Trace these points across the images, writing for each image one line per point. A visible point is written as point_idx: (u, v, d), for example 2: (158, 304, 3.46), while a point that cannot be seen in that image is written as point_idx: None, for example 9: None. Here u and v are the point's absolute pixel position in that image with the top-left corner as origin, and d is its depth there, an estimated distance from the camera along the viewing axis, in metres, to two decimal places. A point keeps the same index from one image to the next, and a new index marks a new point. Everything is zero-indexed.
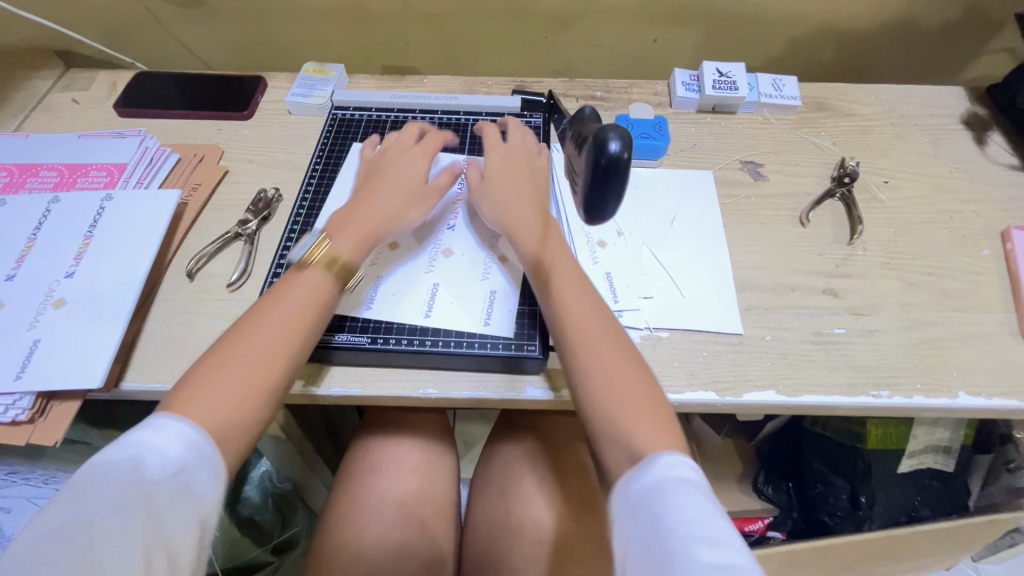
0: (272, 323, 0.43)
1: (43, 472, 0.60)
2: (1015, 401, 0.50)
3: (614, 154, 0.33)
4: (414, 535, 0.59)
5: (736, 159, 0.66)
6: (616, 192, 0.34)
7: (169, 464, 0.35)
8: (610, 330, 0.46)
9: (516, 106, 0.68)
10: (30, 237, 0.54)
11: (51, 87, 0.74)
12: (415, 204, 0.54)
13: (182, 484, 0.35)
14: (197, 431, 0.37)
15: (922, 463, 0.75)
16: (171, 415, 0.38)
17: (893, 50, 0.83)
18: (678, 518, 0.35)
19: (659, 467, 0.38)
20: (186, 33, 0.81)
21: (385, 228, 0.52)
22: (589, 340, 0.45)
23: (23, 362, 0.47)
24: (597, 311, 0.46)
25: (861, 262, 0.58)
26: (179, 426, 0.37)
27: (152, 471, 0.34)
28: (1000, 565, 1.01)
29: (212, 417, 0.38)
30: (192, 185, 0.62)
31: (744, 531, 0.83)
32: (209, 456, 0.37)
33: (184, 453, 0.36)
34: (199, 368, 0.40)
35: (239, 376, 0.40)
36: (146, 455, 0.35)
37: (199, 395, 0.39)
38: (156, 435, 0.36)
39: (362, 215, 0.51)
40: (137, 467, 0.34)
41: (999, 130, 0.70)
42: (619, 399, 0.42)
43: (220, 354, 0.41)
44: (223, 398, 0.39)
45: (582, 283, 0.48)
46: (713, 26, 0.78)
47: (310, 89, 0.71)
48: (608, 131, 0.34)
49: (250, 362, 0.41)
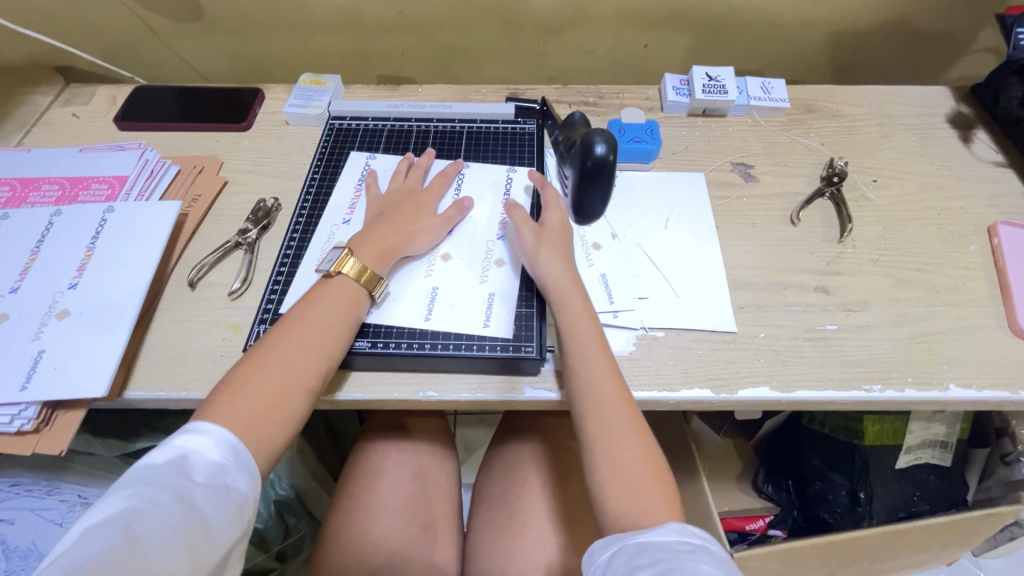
0: (301, 338, 0.45)
1: (48, 483, 0.61)
2: (1005, 392, 0.51)
3: (600, 156, 0.44)
4: (418, 539, 0.60)
5: (727, 161, 0.67)
6: (601, 187, 0.46)
7: (210, 466, 0.38)
8: (607, 355, 0.47)
9: (510, 113, 0.69)
10: (33, 250, 0.55)
11: (51, 102, 0.75)
12: (429, 225, 0.56)
13: (221, 485, 0.37)
14: (232, 433, 0.39)
15: (920, 459, 0.74)
16: (205, 418, 0.40)
17: (880, 51, 0.84)
18: (688, 565, 0.36)
19: (677, 528, 0.39)
20: (184, 47, 0.82)
21: (403, 245, 0.54)
22: (588, 364, 0.46)
23: (28, 372, 0.48)
24: (608, 359, 0.47)
25: (852, 259, 0.59)
26: (216, 428, 0.39)
27: (193, 472, 0.37)
28: (1002, 559, 1.02)
29: (244, 421, 0.40)
30: (192, 196, 0.63)
31: (744, 529, 0.85)
32: (246, 460, 0.39)
33: (224, 456, 0.38)
34: (228, 381, 0.42)
35: (273, 381, 0.42)
36: (189, 456, 0.37)
37: (233, 398, 0.41)
38: (196, 438, 0.38)
39: (381, 234, 0.53)
40: (179, 467, 0.37)
41: (984, 128, 0.71)
42: (623, 460, 0.42)
43: (251, 361, 0.43)
44: (256, 402, 0.41)
45: (596, 329, 0.48)
46: (702, 31, 0.80)
47: (308, 100, 0.72)
48: (595, 138, 0.45)
49: (283, 374, 0.43)
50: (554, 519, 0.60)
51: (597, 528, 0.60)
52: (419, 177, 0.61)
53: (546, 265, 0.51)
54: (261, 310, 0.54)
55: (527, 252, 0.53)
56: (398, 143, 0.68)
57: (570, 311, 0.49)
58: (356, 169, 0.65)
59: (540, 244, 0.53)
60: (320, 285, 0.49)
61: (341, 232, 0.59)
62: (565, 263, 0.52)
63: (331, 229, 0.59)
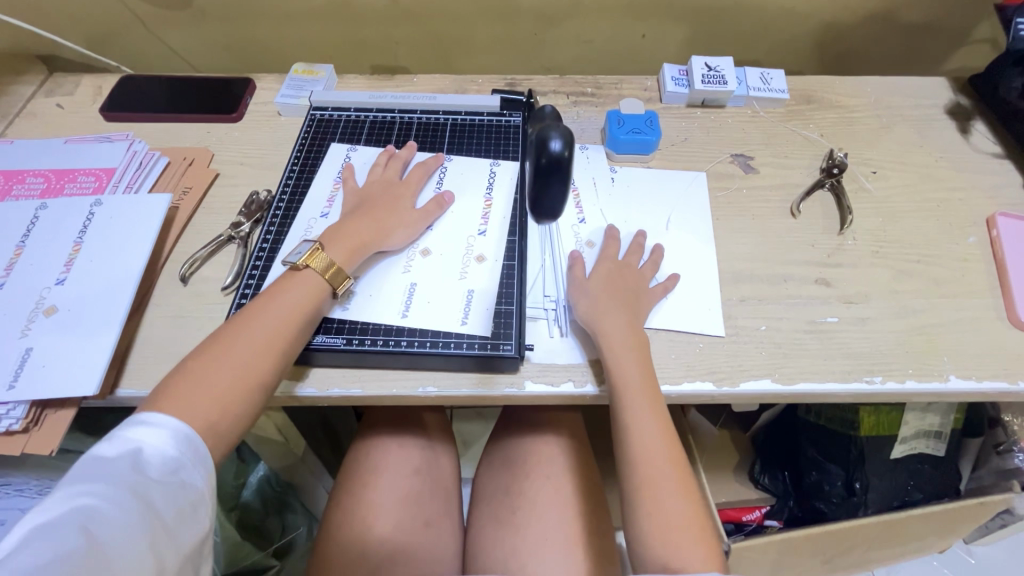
0: (266, 339, 0.44)
1: (39, 483, 0.58)
2: (1004, 383, 0.51)
3: (555, 151, 0.42)
4: (418, 537, 0.59)
5: (727, 153, 0.67)
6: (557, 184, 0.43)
7: (166, 460, 0.37)
8: (655, 400, 0.47)
9: (495, 105, 0.68)
10: (18, 244, 0.53)
11: (34, 92, 0.72)
12: (403, 222, 0.55)
13: (179, 480, 0.37)
14: (188, 425, 0.39)
15: (915, 449, 0.76)
16: (158, 409, 0.39)
17: (878, 43, 0.84)
18: None
19: None
20: (172, 36, 0.80)
21: (380, 241, 0.53)
22: (636, 411, 0.46)
23: (16, 371, 0.47)
24: (659, 411, 0.46)
25: (852, 251, 0.59)
26: (169, 421, 0.38)
27: (149, 467, 0.36)
28: (992, 547, 1.03)
29: (202, 416, 0.40)
30: (183, 188, 0.62)
31: (740, 520, 0.87)
32: (203, 454, 0.39)
33: (180, 450, 0.38)
34: (181, 377, 0.41)
35: (230, 377, 0.41)
36: (143, 451, 0.37)
37: (192, 393, 0.40)
38: (150, 432, 0.37)
39: (354, 230, 0.52)
40: (134, 462, 0.36)
41: (982, 119, 0.71)
42: (664, 509, 0.43)
43: (209, 356, 0.42)
44: (215, 400, 0.40)
45: (650, 380, 0.48)
46: (701, 20, 0.79)
47: (300, 90, 0.71)
48: (552, 132, 0.43)
49: (243, 374, 0.42)
50: (555, 510, 0.59)
51: (595, 520, 0.60)
52: (398, 169, 0.60)
53: (591, 310, 0.51)
54: (235, 306, 0.52)
55: (574, 282, 0.53)
56: (379, 135, 0.66)
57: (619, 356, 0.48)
58: (335, 163, 0.63)
59: (590, 280, 0.53)
60: (286, 278, 0.48)
61: (318, 225, 0.57)
62: (623, 320, 0.50)
63: (308, 223, 0.58)
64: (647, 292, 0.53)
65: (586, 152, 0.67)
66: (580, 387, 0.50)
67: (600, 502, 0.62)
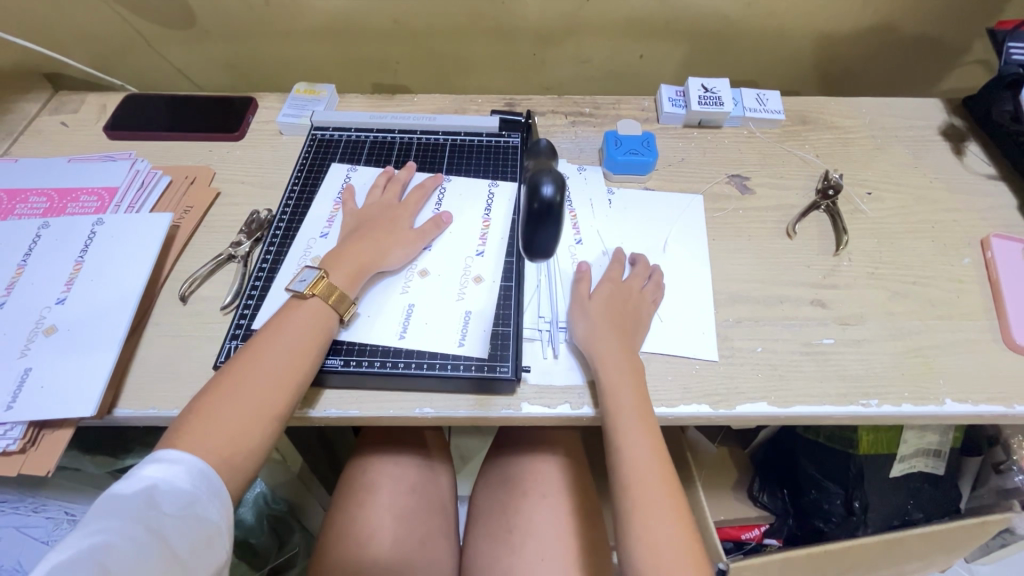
0: (272, 369, 0.44)
1: (33, 500, 0.58)
2: (1001, 407, 0.51)
3: (547, 197, 0.43)
4: (413, 555, 0.59)
5: (725, 173, 0.68)
6: (550, 228, 0.44)
7: (181, 496, 0.37)
8: (649, 424, 0.47)
9: (494, 126, 0.68)
10: (20, 263, 0.54)
11: (39, 110, 0.73)
12: (403, 243, 0.55)
13: (193, 515, 0.37)
14: (205, 460, 0.39)
15: (914, 467, 0.75)
16: (174, 446, 0.39)
17: (873, 63, 0.85)
18: None
19: None
20: (176, 55, 0.81)
21: (379, 262, 0.53)
22: (629, 432, 0.46)
23: (15, 391, 0.47)
24: (653, 434, 0.47)
25: (848, 273, 0.59)
26: (183, 457, 0.38)
27: (164, 503, 0.37)
28: (994, 566, 1.02)
29: (217, 450, 0.40)
30: (184, 207, 0.63)
31: (739, 538, 0.87)
32: (217, 488, 0.39)
33: (194, 485, 0.38)
34: (194, 409, 0.41)
35: (244, 410, 0.41)
36: (159, 486, 0.37)
37: (204, 426, 0.40)
38: (165, 467, 0.38)
39: (353, 252, 0.52)
40: (148, 498, 0.36)
41: (976, 140, 0.72)
42: (655, 530, 0.42)
43: (221, 388, 0.42)
44: (230, 434, 0.40)
45: (645, 403, 0.48)
46: (698, 41, 0.80)
47: (302, 110, 0.72)
48: (542, 180, 0.44)
49: (252, 403, 0.42)
50: (550, 531, 0.59)
51: (591, 541, 0.59)
52: (398, 191, 0.60)
53: (588, 332, 0.51)
54: (234, 325, 0.52)
55: (575, 303, 0.54)
56: (379, 154, 0.67)
57: (613, 374, 0.48)
58: (336, 182, 0.63)
59: (590, 302, 0.53)
60: (292, 306, 0.48)
61: (318, 245, 0.58)
62: (619, 343, 0.50)
63: (307, 242, 0.58)
64: (644, 317, 0.54)
65: (585, 173, 0.67)
66: (577, 408, 0.50)
67: (597, 525, 0.61)
